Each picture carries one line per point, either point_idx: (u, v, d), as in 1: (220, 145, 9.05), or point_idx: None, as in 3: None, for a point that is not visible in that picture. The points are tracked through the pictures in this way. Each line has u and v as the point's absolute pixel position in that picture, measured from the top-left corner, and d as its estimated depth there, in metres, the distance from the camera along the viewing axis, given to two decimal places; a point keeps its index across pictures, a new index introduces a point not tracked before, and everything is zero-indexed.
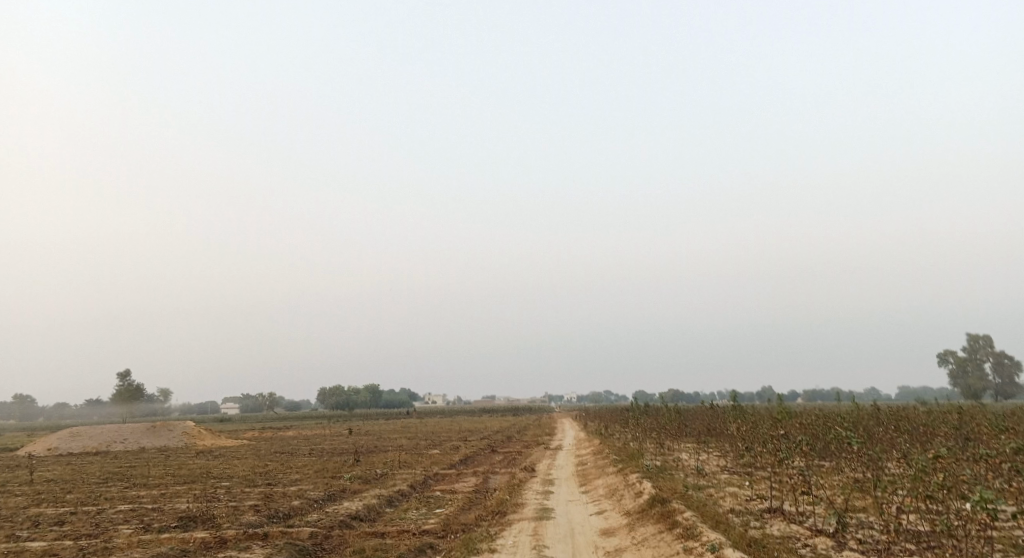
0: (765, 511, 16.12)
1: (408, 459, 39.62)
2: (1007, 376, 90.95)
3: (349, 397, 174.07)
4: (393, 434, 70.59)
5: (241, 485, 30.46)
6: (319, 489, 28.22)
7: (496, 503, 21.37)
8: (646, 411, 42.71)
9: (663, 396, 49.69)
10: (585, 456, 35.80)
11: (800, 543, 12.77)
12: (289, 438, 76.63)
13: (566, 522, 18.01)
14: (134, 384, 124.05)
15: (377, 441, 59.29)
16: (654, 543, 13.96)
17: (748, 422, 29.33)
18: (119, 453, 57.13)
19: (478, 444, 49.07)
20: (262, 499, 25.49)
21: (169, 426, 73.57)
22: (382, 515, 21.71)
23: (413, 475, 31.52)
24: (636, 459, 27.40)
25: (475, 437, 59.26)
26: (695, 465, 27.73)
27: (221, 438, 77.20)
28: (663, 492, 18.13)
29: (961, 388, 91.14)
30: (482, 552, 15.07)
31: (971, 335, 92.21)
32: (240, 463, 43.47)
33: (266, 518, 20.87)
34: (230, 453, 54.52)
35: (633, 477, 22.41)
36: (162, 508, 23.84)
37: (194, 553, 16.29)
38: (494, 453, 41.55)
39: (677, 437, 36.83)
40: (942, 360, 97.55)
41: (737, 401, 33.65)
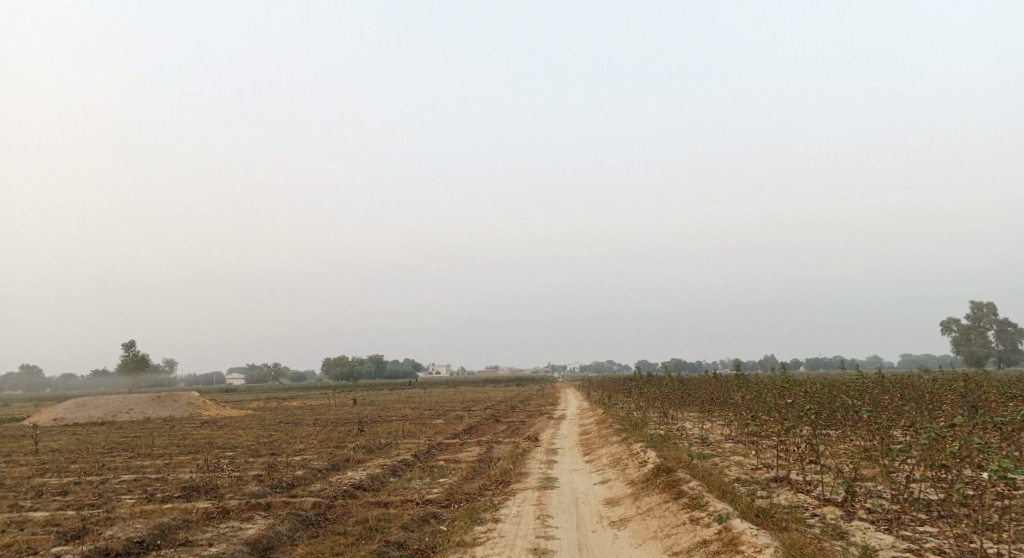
0: (772, 481, 15.91)
1: (412, 428, 39.70)
2: (1010, 344, 90.74)
3: (353, 367, 174.97)
4: (397, 404, 70.86)
5: (245, 455, 30.49)
6: (322, 459, 28.20)
7: (499, 472, 21.26)
8: (649, 381, 42.64)
9: (667, 365, 49.58)
10: (589, 426, 35.76)
11: (807, 512, 12.55)
12: (294, 408, 77.00)
13: (570, 491, 17.87)
14: (140, 355, 124.59)
15: (381, 411, 59.51)
16: (660, 512, 13.76)
17: (752, 391, 29.15)
18: (125, 423, 57.49)
19: (481, 414, 49.15)
20: (265, 468, 25.48)
21: (175, 397, 73.94)
22: (385, 484, 21.63)
23: (417, 444, 31.54)
24: (640, 428, 27.28)
25: (478, 406, 59.41)
26: (699, 434, 27.63)
27: (226, 408, 77.60)
28: (667, 461, 17.95)
29: (964, 356, 90.97)
30: (486, 522, 14.90)
31: (975, 303, 91.83)
32: (245, 432, 43.63)
33: (269, 488, 20.81)
34: (234, 423, 54.77)
35: (638, 446, 22.27)
36: (165, 478, 23.83)
37: (197, 523, 16.20)
38: (497, 422, 41.57)
39: (681, 406, 36.76)
40: (946, 328, 97.25)
41: (740, 370, 33.44)
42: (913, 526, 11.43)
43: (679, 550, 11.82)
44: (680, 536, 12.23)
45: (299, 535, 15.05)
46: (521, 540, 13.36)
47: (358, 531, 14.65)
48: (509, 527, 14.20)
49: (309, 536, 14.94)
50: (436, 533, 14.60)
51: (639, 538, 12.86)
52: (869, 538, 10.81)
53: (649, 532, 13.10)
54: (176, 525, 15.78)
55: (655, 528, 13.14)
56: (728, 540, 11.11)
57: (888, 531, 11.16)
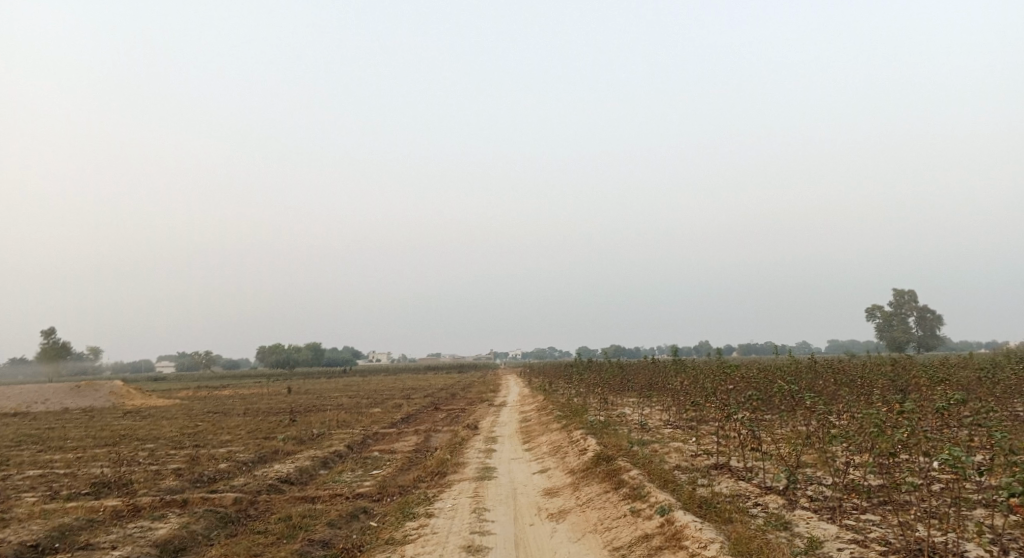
0: (712, 468, 15.65)
1: (348, 417, 38.45)
2: (929, 329, 94.87)
3: (289, 354, 170.78)
4: (333, 392, 69.19)
5: (166, 448, 28.80)
6: (249, 451, 26.85)
7: (435, 463, 20.47)
8: (589, 367, 42.48)
9: (606, 351, 49.67)
10: (529, 414, 35.28)
11: (750, 502, 12.22)
12: (225, 397, 74.26)
13: (508, 482, 17.25)
14: (61, 342, 118.38)
15: (315, 400, 57.75)
16: (600, 504, 13.25)
17: (690, 377, 29.15)
18: (39, 414, 54.20)
19: (420, 402, 48.18)
20: (186, 462, 24.01)
21: (95, 385, 70.16)
22: (315, 477, 20.58)
23: (351, 434, 30.49)
24: (580, 415, 26.93)
25: (417, 394, 58.38)
26: (639, 419, 27.45)
27: (151, 398, 74.21)
28: (608, 449, 17.50)
29: (887, 342, 94.61)
30: (419, 517, 14.10)
31: (897, 290, 95.58)
32: (169, 423, 41.50)
33: (188, 484, 19.50)
34: (159, 413, 52.26)
35: (578, 433, 21.85)
36: (74, 473, 22.12)
37: (102, 523, 14.85)
38: (436, 411, 40.67)
39: (619, 391, 36.70)
40: (871, 314, 101.00)
41: (676, 355, 33.50)
42: (856, 514, 11.20)
43: (620, 545, 11.30)
44: (621, 530, 11.72)
45: (216, 534, 13.93)
46: (454, 536, 12.60)
47: (279, 530, 13.63)
48: (443, 523, 13.44)
49: (227, 536, 13.82)
50: (366, 530, 13.73)
51: (579, 533, 12.29)
52: (813, 528, 10.51)
53: (589, 525, 12.56)
54: (77, 526, 14.41)
55: (595, 521, 12.61)
56: (671, 534, 10.64)
57: (832, 520, 10.89)
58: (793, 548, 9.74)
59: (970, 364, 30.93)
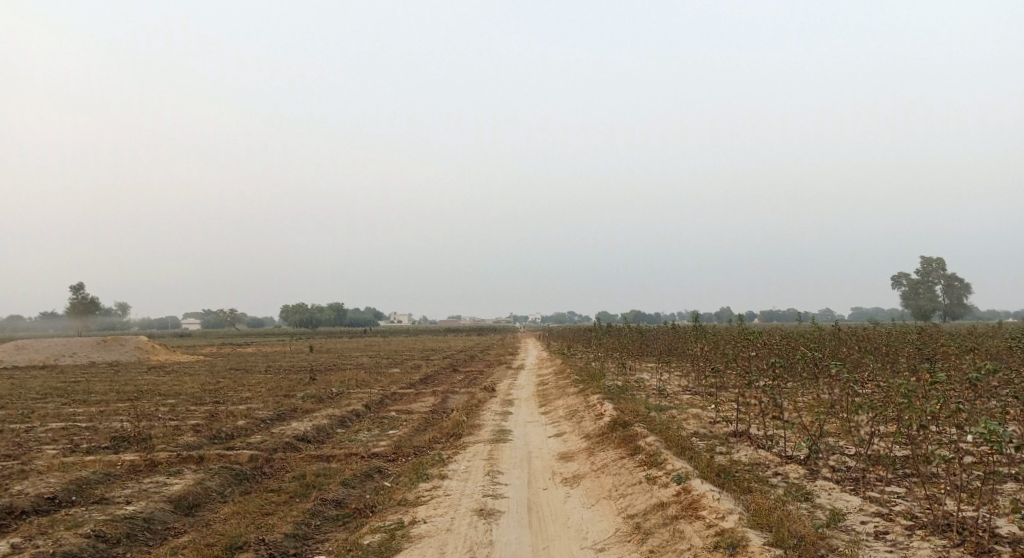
0: (732, 435, 15.33)
1: (367, 377, 38.64)
2: (956, 298, 93.13)
3: (311, 313, 172.50)
4: (353, 352, 69.72)
5: (187, 403, 29.11)
6: (268, 408, 27.04)
7: (451, 425, 20.38)
8: (608, 331, 42.18)
9: (626, 315, 49.31)
10: (547, 377, 35.17)
11: (768, 471, 11.90)
12: (248, 354, 75.23)
13: (523, 445, 17.10)
14: (90, 298, 120.53)
15: (336, 359, 58.23)
16: (615, 470, 13.02)
17: (710, 342, 28.75)
18: (67, 368, 55.28)
19: (439, 363, 48.35)
20: (206, 418, 24.22)
21: (121, 340, 71.35)
22: (332, 436, 20.62)
23: (370, 394, 30.61)
24: (598, 379, 26.68)
25: (436, 355, 58.61)
26: (657, 385, 27.15)
27: (176, 354, 75.46)
28: (625, 414, 17.22)
29: (912, 310, 93.09)
30: (432, 478, 13.99)
31: (925, 258, 93.69)
32: (192, 379, 42.06)
33: (206, 439, 19.65)
34: (183, 369, 53.04)
35: (594, 398, 21.62)
36: (96, 427, 22.42)
37: (119, 477, 14.96)
38: (455, 372, 40.74)
39: (638, 356, 36.42)
40: (897, 282, 99.28)
41: (697, 320, 33.03)
42: (880, 486, 10.83)
43: (634, 512, 11.08)
44: (635, 498, 11.50)
45: (230, 491, 13.96)
46: (467, 499, 12.46)
47: (293, 489, 13.61)
48: (456, 485, 13.31)
49: (240, 493, 13.84)
50: (379, 490, 13.68)
51: (592, 499, 12.09)
52: (835, 500, 10.18)
53: (603, 491, 12.34)
54: (95, 480, 14.53)
55: (609, 487, 12.40)
56: (688, 503, 10.39)
57: (855, 492, 10.56)
58: (814, 521, 9.42)
59: (999, 334, 30.16)
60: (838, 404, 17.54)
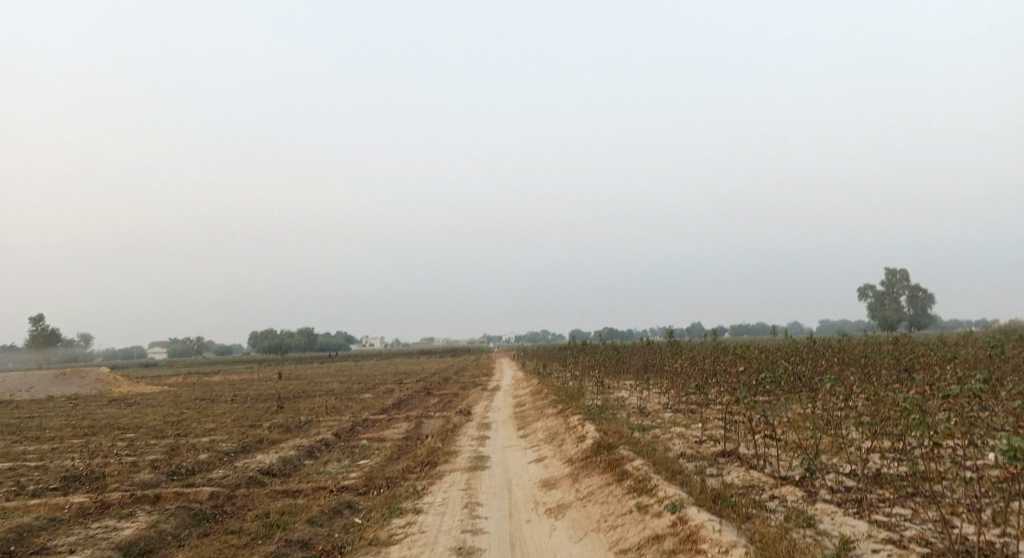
0: (720, 455, 14.69)
1: (338, 403, 37.41)
2: (921, 308, 94.53)
3: (281, 339, 169.52)
4: (325, 377, 68.19)
5: (147, 437, 27.66)
6: (233, 440, 25.80)
7: (426, 452, 19.46)
8: (583, 349, 41.54)
9: (600, 333, 48.84)
10: (523, 398, 34.33)
11: (765, 494, 11.24)
12: (213, 383, 73.10)
13: (502, 472, 16.22)
14: (50, 329, 116.85)
15: (306, 386, 56.66)
16: (602, 498, 12.26)
17: (688, 358, 28.22)
18: (23, 403, 52.96)
19: (412, 387, 47.19)
20: (166, 453, 22.94)
21: (81, 373, 68.81)
22: (299, 468, 19.54)
23: (341, 421, 29.47)
24: (577, 399, 25.95)
25: (409, 379, 57.44)
26: (637, 404, 26.51)
27: (140, 385, 73.04)
28: (608, 436, 16.44)
29: (879, 321, 94.18)
30: (406, 513, 13.06)
31: (889, 270, 95.08)
32: (154, 411, 40.37)
33: (164, 476, 18.45)
34: (146, 400, 51.07)
35: (574, 419, 20.84)
36: (45, 466, 21.02)
37: (66, 522, 13.77)
38: (428, 396, 39.69)
39: (614, 374, 35.80)
40: (863, 294, 100.60)
41: (672, 336, 32.52)
42: (883, 509, 10.24)
43: (627, 546, 10.33)
44: (626, 530, 10.75)
45: (188, 534, 12.91)
46: (444, 536, 11.58)
47: (255, 530, 12.62)
48: (432, 520, 12.41)
49: (198, 536, 12.79)
50: (349, 528, 12.73)
51: (580, 531, 11.31)
52: (841, 526, 9.55)
53: (590, 522, 11.55)
54: (37, 526, 13.34)
55: (597, 517, 11.62)
56: (685, 536, 9.67)
57: (859, 515, 9.95)
58: (823, 551, 8.75)
59: (973, 341, 30.19)
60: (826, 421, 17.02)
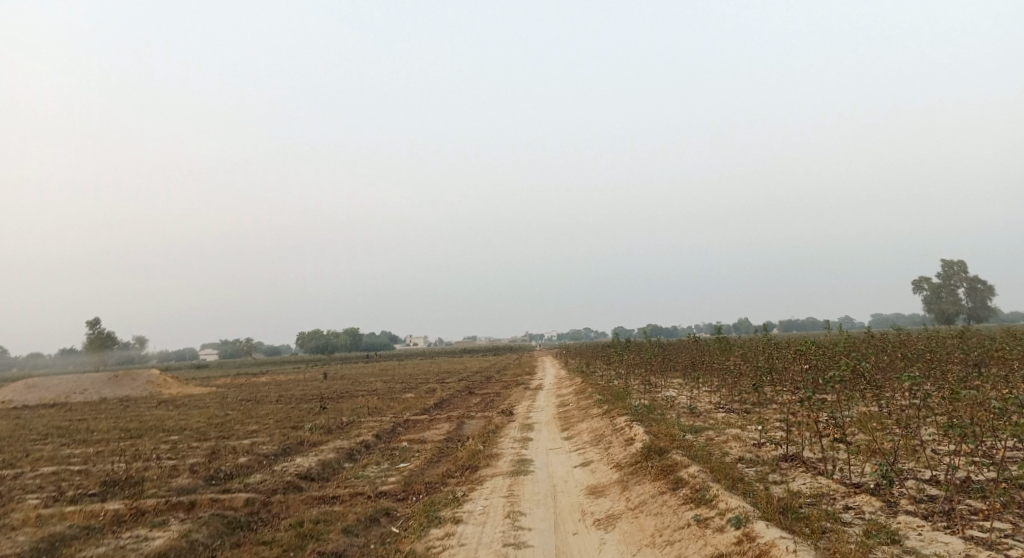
0: (782, 460, 13.62)
1: (380, 404, 37.06)
2: (980, 301, 90.38)
3: (326, 339, 171.66)
4: (369, 378, 68.25)
5: (190, 440, 27.60)
6: (274, 442, 25.51)
7: (467, 455, 18.74)
8: (628, 346, 40.36)
9: (645, 330, 47.58)
10: (567, 398, 33.39)
11: (838, 505, 10.19)
12: (260, 384, 73.94)
13: (546, 478, 15.39)
14: (107, 332, 120.12)
15: (350, 386, 56.70)
16: (656, 509, 11.35)
17: (740, 355, 26.91)
18: (77, 405, 54.15)
19: (455, 386, 46.66)
20: (207, 456, 22.70)
21: (133, 375, 70.28)
22: (338, 472, 19.01)
23: (382, 422, 29.01)
24: (623, 398, 24.95)
25: (451, 378, 57.01)
26: (687, 403, 25.40)
27: (189, 386, 74.20)
28: (658, 439, 15.46)
29: (935, 315, 90.41)
30: (445, 523, 12.32)
31: (945, 261, 91.16)
32: (200, 413, 40.61)
33: (201, 481, 18.12)
34: (193, 402, 51.63)
35: (621, 420, 19.87)
36: (88, 470, 20.95)
37: (99, 531, 13.42)
38: (470, 395, 39.09)
39: (661, 373, 34.61)
40: (918, 287, 96.77)
41: (720, 332, 31.20)
42: (977, 525, 9.14)
43: None
44: (685, 546, 9.84)
45: (220, 544, 12.43)
46: (485, 550, 10.79)
47: (288, 541, 12.06)
48: (472, 531, 11.66)
49: (230, 547, 12.30)
50: (385, 539, 12.07)
51: (632, 546, 10.42)
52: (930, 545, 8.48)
53: (643, 536, 10.65)
54: (69, 534, 12.99)
55: (650, 530, 10.72)
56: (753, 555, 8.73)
57: (951, 533, 8.94)
58: None
59: None
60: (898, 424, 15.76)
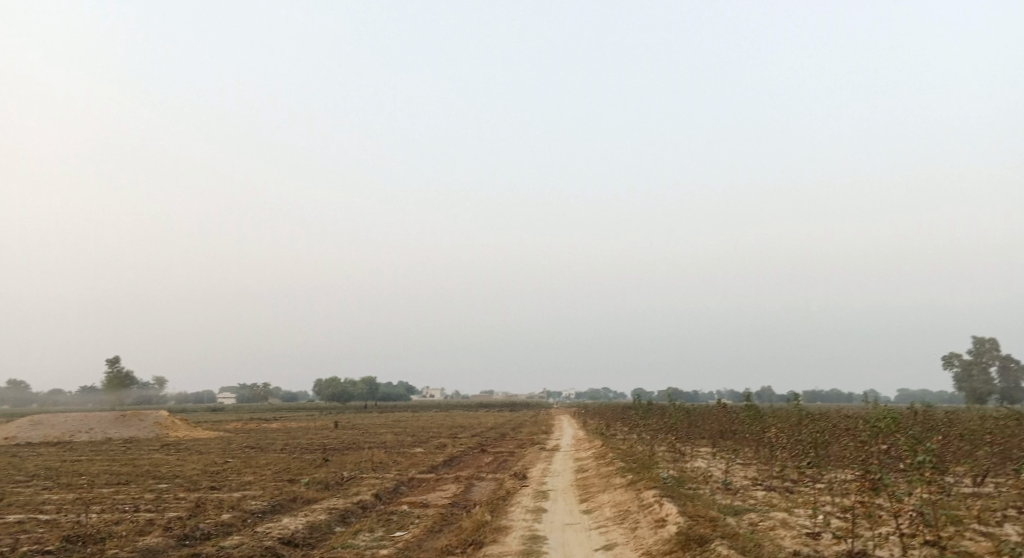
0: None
1: (386, 459, 34.81)
2: (1014, 381, 86.19)
3: (343, 387, 169.76)
4: (381, 429, 65.95)
5: (177, 490, 25.61)
6: (265, 497, 23.41)
7: (473, 526, 16.58)
8: (650, 409, 37.86)
9: (668, 393, 44.99)
10: (586, 462, 30.94)
11: None
12: (268, 430, 71.82)
13: None
14: (124, 370, 119.07)
15: (360, 437, 54.50)
16: None
17: (778, 426, 24.47)
18: (78, 444, 52.31)
19: (467, 442, 44.19)
20: (189, 510, 20.69)
21: (141, 415, 68.61)
22: (325, 539, 16.88)
23: (384, 480, 26.79)
24: (649, 467, 22.56)
25: (463, 434, 54.44)
26: (720, 477, 22.87)
27: (197, 430, 72.27)
28: (696, 523, 13.27)
29: (966, 393, 86.45)
30: None
31: (976, 338, 87.54)
32: (199, 459, 38.53)
33: (171, 541, 16.07)
34: (196, 447, 49.68)
35: (648, 494, 17.59)
36: (55, 521, 18.99)
37: None
38: (482, 454, 36.73)
39: (687, 440, 32.07)
40: (948, 363, 93.05)
41: (751, 401, 28.72)
42: None
43: None
44: None
45: None
46: None
47: None
48: None
49: None
50: None
51: None
52: None
53: None
54: None
55: None
56: None
57: None
58: None
59: None
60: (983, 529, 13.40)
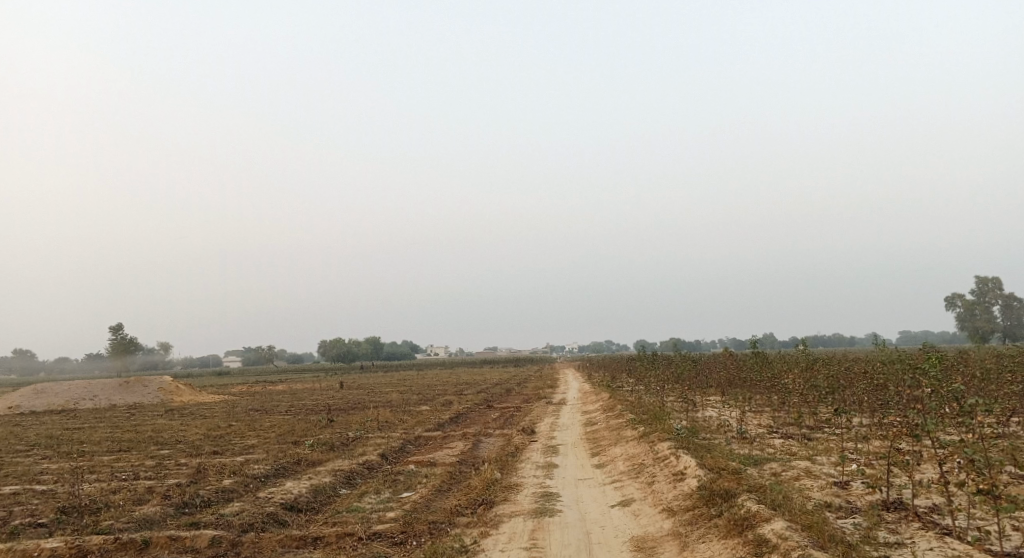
0: (886, 510, 10.79)
1: (391, 417, 34.31)
2: (1017, 320, 85.62)
3: (347, 347, 170.12)
4: (386, 387, 65.62)
5: (179, 456, 25.06)
6: (268, 460, 22.84)
7: (482, 484, 15.95)
8: (657, 359, 37.22)
9: (673, 342, 44.39)
10: (594, 415, 30.32)
11: None
12: (274, 392, 71.65)
13: (577, 521, 12.55)
14: (128, 337, 118.78)
15: (366, 396, 54.13)
16: None
17: (792, 370, 23.75)
18: (82, 412, 52.02)
19: (473, 399, 43.70)
20: (189, 477, 20.09)
21: (146, 380, 68.30)
22: (330, 502, 16.27)
23: (389, 439, 26.22)
24: (661, 418, 21.86)
25: (469, 390, 54.12)
26: (734, 426, 22.20)
27: (203, 394, 72.12)
28: (719, 477, 12.57)
29: (968, 333, 86.09)
30: None
31: (979, 278, 86.64)
32: (202, 423, 38.11)
33: (169, 510, 15.45)
34: (201, 411, 49.34)
35: (662, 446, 16.92)
36: (50, 492, 18.37)
37: None
38: (488, 409, 36.22)
39: (697, 390, 31.47)
40: (951, 304, 92.44)
41: (759, 347, 27.90)
42: None
43: None
44: None
45: None
46: None
47: None
48: None
49: None
50: None
51: None
52: None
53: None
54: None
55: None
56: None
57: None
58: None
59: None
60: (1022, 478, 12.76)
